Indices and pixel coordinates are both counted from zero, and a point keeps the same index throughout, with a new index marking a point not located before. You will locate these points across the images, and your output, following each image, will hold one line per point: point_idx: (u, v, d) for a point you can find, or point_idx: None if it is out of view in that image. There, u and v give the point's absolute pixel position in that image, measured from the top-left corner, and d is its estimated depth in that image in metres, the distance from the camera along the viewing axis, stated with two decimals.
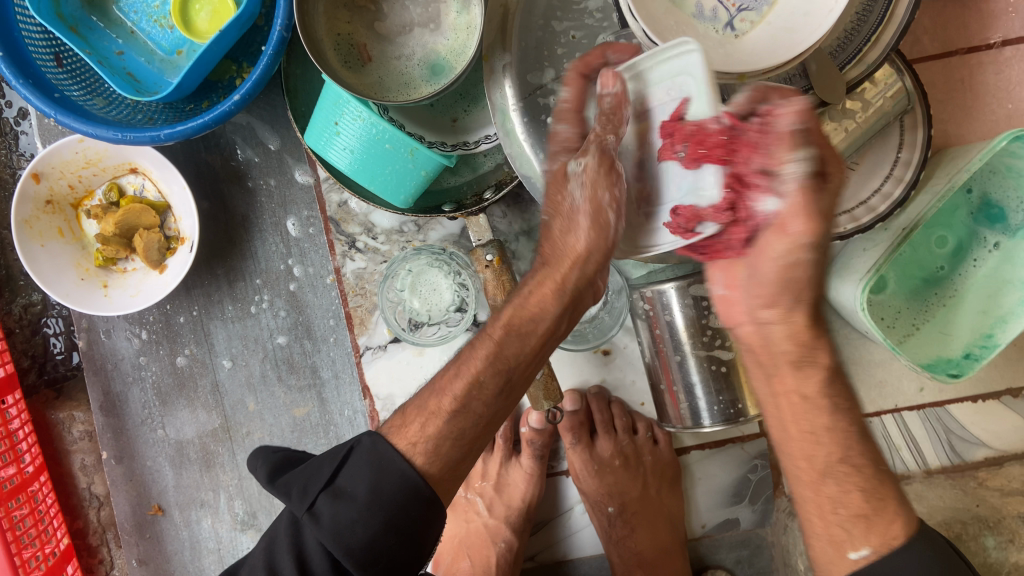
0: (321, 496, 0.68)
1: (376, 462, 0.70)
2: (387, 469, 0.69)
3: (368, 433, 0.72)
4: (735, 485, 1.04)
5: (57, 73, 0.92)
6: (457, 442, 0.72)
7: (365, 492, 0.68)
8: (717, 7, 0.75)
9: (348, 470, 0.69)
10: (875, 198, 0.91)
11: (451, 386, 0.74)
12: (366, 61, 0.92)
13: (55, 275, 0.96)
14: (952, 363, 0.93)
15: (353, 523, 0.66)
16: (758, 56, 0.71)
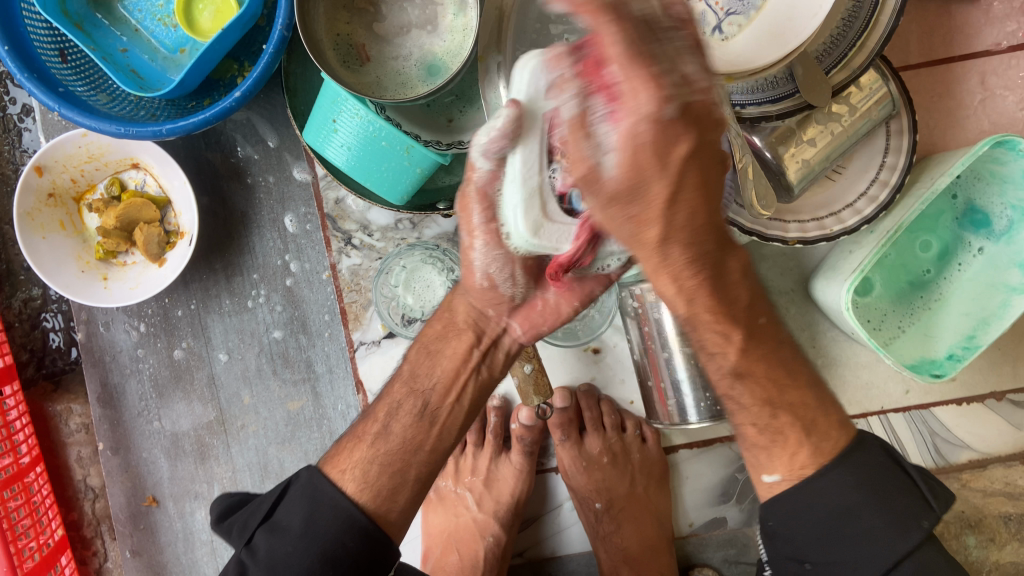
0: (262, 531, 0.71)
1: (310, 493, 0.71)
2: (319, 502, 0.71)
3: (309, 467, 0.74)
4: (723, 484, 1.06)
5: (62, 68, 0.94)
6: (384, 466, 0.73)
7: (288, 523, 0.69)
8: (706, 12, 0.75)
9: (286, 504, 0.71)
10: (861, 201, 0.93)
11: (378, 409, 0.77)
12: (365, 61, 0.94)
13: (55, 266, 0.98)
14: (935, 363, 0.95)
15: (287, 554, 0.68)
16: (749, 57, 0.72)
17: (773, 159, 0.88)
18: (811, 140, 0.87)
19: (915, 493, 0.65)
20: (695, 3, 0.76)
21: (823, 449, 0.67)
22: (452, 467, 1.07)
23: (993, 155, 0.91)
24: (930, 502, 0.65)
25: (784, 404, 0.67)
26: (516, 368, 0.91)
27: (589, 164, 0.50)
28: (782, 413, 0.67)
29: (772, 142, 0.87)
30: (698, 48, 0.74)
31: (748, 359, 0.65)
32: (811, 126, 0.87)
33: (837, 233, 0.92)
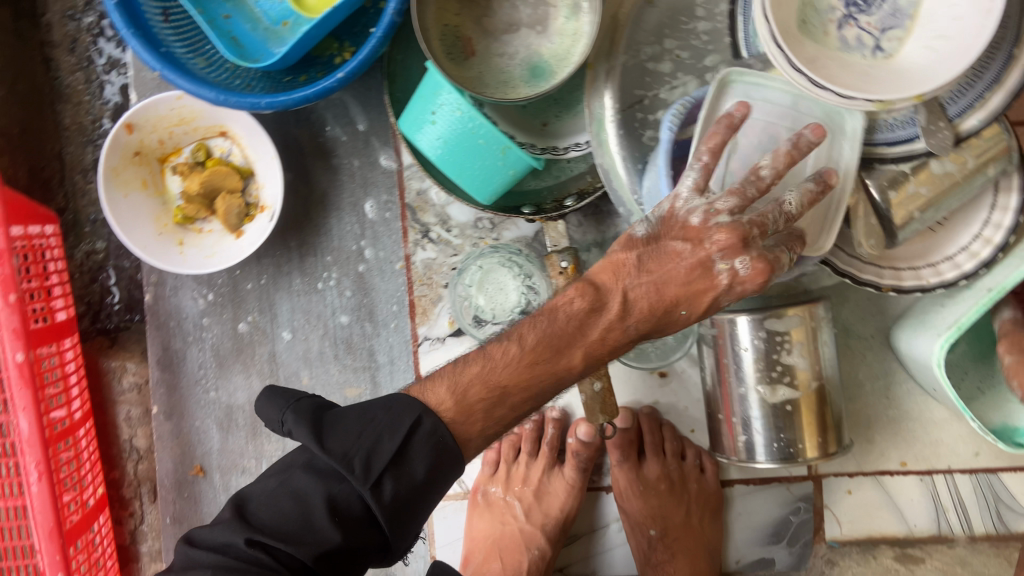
0: (386, 469, 0.66)
1: (433, 444, 0.67)
2: (444, 455, 0.68)
3: (429, 415, 0.68)
4: (776, 524, 1.03)
5: (164, 28, 0.93)
6: (487, 391, 0.69)
7: (391, 492, 0.66)
8: (861, 35, 0.76)
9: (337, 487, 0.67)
10: (961, 255, 0.90)
11: (466, 369, 0.71)
12: (469, 55, 0.92)
13: (133, 225, 0.97)
14: (1018, 433, 0.91)
15: (404, 502, 0.66)
16: (920, 73, 0.72)
17: (882, 204, 0.84)
18: (922, 187, 0.82)
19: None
20: (848, 28, 0.76)
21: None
22: (502, 473, 1.05)
23: None
24: None
25: None
26: (586, 385, 0.90)
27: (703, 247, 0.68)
28: None
29: (882, 186, 0.83)
30: (856, 71, 0.74)
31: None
32: (925, 172, 0.83)
33: (934, 285, 0.90)
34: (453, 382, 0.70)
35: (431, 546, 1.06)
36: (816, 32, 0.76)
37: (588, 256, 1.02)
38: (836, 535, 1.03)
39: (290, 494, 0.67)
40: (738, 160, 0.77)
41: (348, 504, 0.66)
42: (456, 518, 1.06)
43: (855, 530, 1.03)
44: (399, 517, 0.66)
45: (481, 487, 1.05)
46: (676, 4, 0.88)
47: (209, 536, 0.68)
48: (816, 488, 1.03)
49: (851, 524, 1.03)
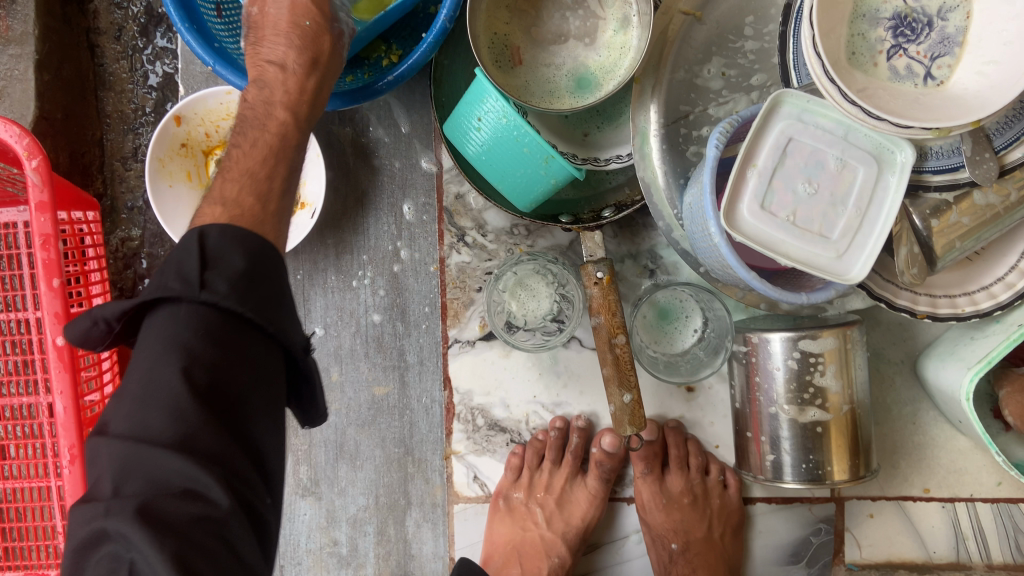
0: (201, 274, 0.55)
1: (242, 240, 0.59)
2: (247, 241, 0.59)
3: (198, 228, 0.59)
4: (796, 545, 1.03)
5: (217, 24, 0.94)
6: (241, 217, 0.61)
7: (227, 285, 0.55)
8: (912, 64, 0.76)
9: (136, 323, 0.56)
10: (997, 285, 0.89)
11: (224, 187, 0.66)
12: (516, 64, 0.93)
13: (176, 215, 0.98)
14: None
15: (247, 270, 0.57)
16: (971, 102, 0.73)
17: (923, 231, 0.84)
18: (964, 217, 0.83)
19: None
20: (897, 58, 0.76)
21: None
22: (525, 479, 1.04)
23: None
24: None
25: None
26: (616, 396, 0.91)
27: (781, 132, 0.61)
28: None
29: (925, 215, 0.84)
30: (908, 102, 0.75)
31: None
32: (968, 202, 0.83)
33: (968, 314, 0.89)
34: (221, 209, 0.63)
35: (451, 547, 1.06)
36: (865, 63, 0.76)
37: (622, 267, 1.04)
38: (856, 557, 1.03)
39: (141, 398, 0.53)
40: (781, 179, 0.80)
41: (219, 334, 0.55)
42: (476, 521, 1.06)
43: (875, 553, 1.03)
44: (254, 281, 0.57)
45: (503, 493, 1.04)
46: (724, 23, 0.88)
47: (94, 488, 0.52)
48: (837, 510, 1.03)
49: (871, 548, 1.03)
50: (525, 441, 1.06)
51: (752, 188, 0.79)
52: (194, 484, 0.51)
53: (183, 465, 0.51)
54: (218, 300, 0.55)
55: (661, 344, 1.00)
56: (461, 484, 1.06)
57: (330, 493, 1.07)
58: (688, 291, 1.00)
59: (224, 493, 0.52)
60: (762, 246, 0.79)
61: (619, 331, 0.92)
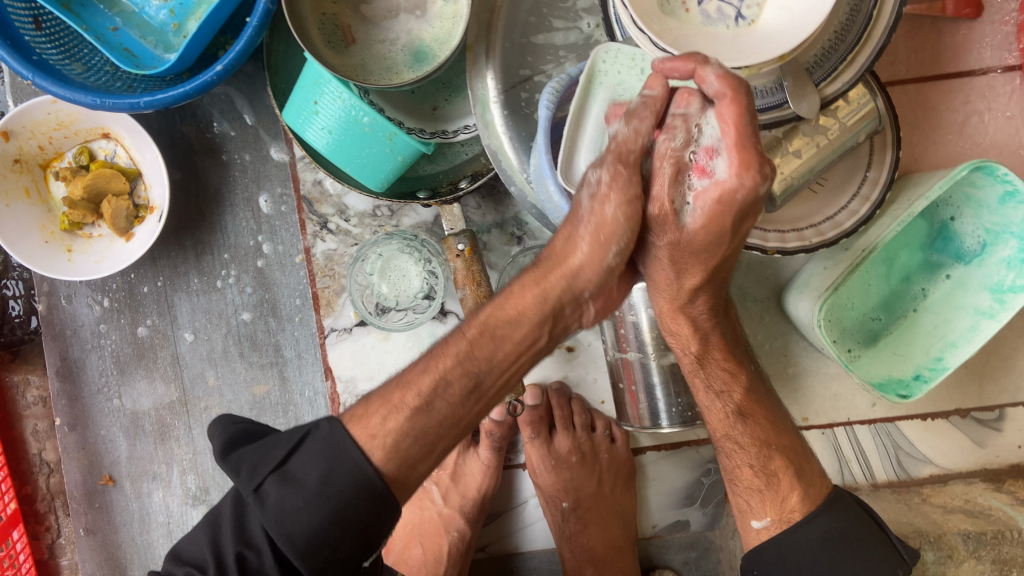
0: (270, 480, 0.63)
1: (329, 452, 0.63)
2: (337, 461, 0.63)
3: (326, 419, 0.66)
4: (688, 488, 1.06)
5: (35, 36, 0.90)
6: (419, 439, 0.66)
7: (274, 504, 0.62)
8: (722, 7, 0.78)
9: (301, 456, 0.64)
10: (842, 214, 0.93)
11: (418, 379, 0.67)
12: (350, 43, 0.92)
13: (17, 235, 0.94)
14: (902, 384, 0.95)
15: (297, 511, 0.61)
16: (776, 36, 0.75)
17: None
18: (797, 150, 0.86)
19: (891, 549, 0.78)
20: (707, 3, 0.78)
21: (812, 494, 0.81)
22: None
23: (970, 179, 0.89)
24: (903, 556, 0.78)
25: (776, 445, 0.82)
26: None
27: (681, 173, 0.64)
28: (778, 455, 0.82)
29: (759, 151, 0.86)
30: (722, 43, 0.76)
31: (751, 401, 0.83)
32: (798, 137, 0.86)
33: (814, 245, 0.92)
34: (372, 413, 0.67)
35: None
36: (677, 10, 0.78)
37: (489, 237, 1.03)
38: None
39: (319, 494, 0.62)
40: None
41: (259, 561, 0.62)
42: None
43: None
44: (308, 544, 0.61)
45: None
46: None
47: (190, 545, 0.66)
48: None
49: None
50: None
51: (587, 143, 0.80)
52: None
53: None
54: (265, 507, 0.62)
55: None
56: None
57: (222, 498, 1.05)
58: None
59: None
60: None
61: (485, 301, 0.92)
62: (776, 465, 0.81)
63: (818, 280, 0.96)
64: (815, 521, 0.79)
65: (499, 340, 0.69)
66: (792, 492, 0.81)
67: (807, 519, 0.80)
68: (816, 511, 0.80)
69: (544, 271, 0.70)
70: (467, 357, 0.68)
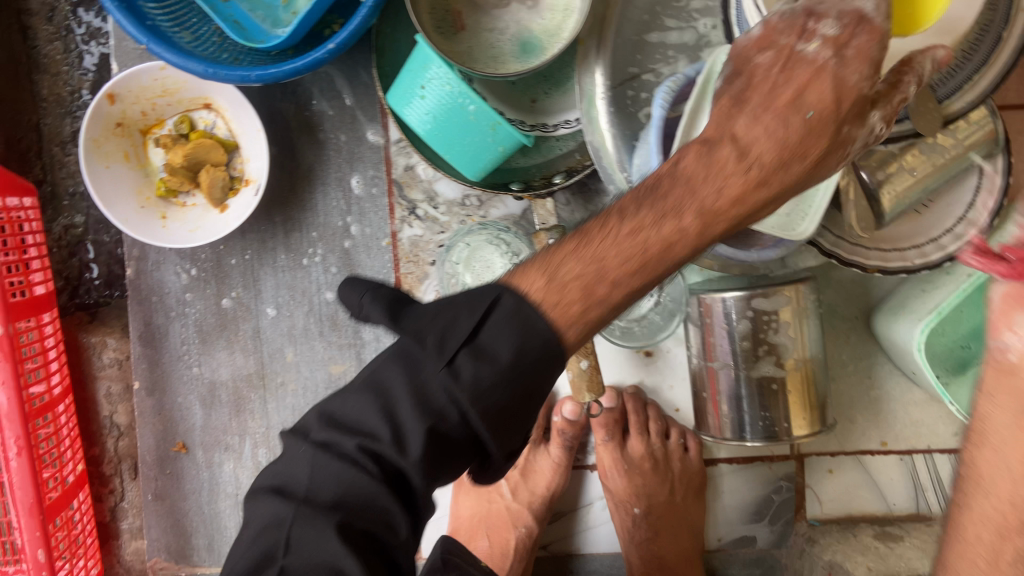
0: (462, 353, 0.57)
1: (521, 318, 0.57)
2: (531, 329, 0.57)
3: (506, 284, 0.59)
4: (757, 503, 1.05)
5: (149, 1, 0.91)
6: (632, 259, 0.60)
7: (470, 376, 0.56)
8: None
9: (491, 325, 0.58)
10: (947, 237, 0.90)
11: (563, 295, 0.59)
12: (459, 29, 0.91)
13: (115, 198, 0.95)
14: None
15: (490, 384, 0.56)
16: None
17: (871, 183, 0.84)
18: (910, 167, 0.84)
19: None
20: None
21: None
22: None
23: None
24: None
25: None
26: (573, 362, 0.90)
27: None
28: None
29: (871, 167, 0.84)
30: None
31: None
32: (913, 153, 0.84)
33: (918, 266, 0.90)
34: (548, 272, 0.60)
35: None
36: None
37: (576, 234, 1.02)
38: (817, 514, 1.04)
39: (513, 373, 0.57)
40: None
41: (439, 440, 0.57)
42: (440, 496, 1.06)
43: (836, 508, 1.04)
44: (499, 415, 0.57)
45: None
46: None
47: (342, 409, 0.61)
48: (797, 467, 1.04)
49: (832, 504, 1.05)
50: None
51: None
52: (349, 517, 0.58)
53: (331, 505, 0.58)
54: (453, 391, 0.57)
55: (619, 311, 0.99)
56: None
57: None
58: None
59: (397, 518, 0.59)
60: None
61: None
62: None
63: (915, 304, 0.94)
64: None
65: (679, 230, 0.60)
66: None
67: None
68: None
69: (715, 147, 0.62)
70: (654, 249, 0.60)
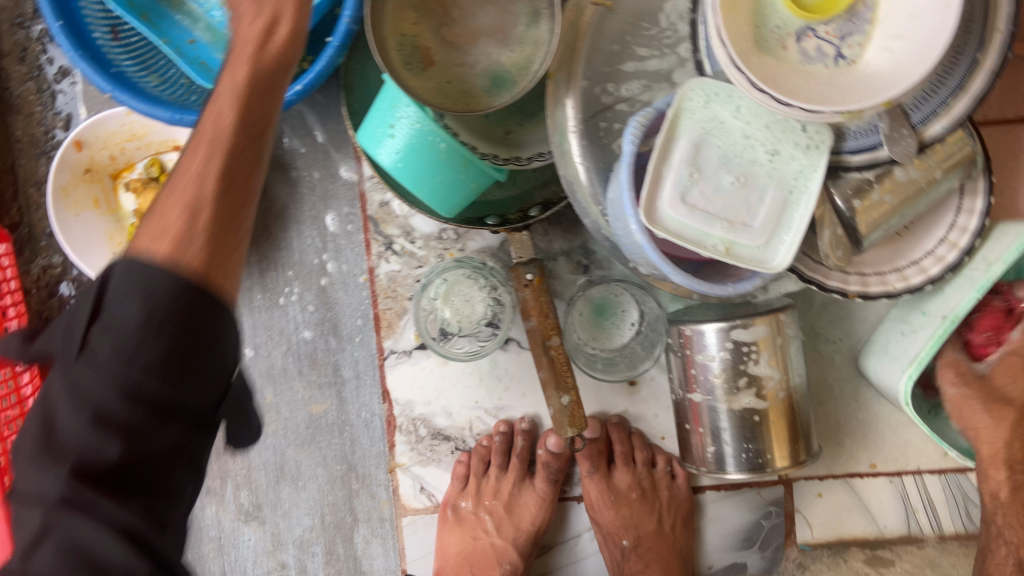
0: (92, 329, 0.55)
1: (130, 282, 0.54)
2: (150, 299, 0.54)
3: (122, 254, 0.57)
4: (747, 529, 1.03)
5: (113, 46, 0.90)
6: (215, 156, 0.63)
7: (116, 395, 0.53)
8: (821, 45, 0.75)
9: (101, 326, 0.55)
10: (927, 259, 0.89)
11: (167, 211, 0.61)
12: (427, 65, 0.89)
13: (86, 246, 0.94)
14: None
15: (130, 356, 0.53)
16: (877, 80, 0.72)
17: (846, 211, 0.83)
18: (887, 194, 0.82)
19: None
20: (807, 41, 0.75)
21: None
22: (472, 488, 1.02)
23: None
24: None
25: None
26: (553, 397, 0.89)
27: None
28: None
29: (847, 195, 0.83)
30: (821, 84, 0.73)
31: None
32: (890, 180, 0.82)
33: (900, 292, 0.88)
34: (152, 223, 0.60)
35: (401, 562, 1.04)
36: (774, 48, 0.75)
37: (555, 264, 1.01)
38: (808, 538, 1.03)
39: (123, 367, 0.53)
40: (702, 172, 0.78)
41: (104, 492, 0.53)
42: (426, 532, 1.04)
43: (826, 533, 1.03)
44: (169, 366, 0.54)
45: (451, 502, 1.02)
46: (638, 9, 0.86)
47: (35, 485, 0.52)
48: (786, 492, 1.03)
49: (823, 528, 1.03)
50: (470, 448, 1.04)
51: (672, 181, 0.77)
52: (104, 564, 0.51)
53: (111, 541, 0.51)
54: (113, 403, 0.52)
55: (599, 341, 0.99)
56: (408, 497, 1.04)
57: (274, 516, 1.04)
58: (625, 286, 0.98)
59: (137, 559, 0.52)
60: (685, 241, 0.77)
61: (552, 333, 0.90)
62: None
63: (897, 349, 0.93)
64: None
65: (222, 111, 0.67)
66: None
67: None
68: None
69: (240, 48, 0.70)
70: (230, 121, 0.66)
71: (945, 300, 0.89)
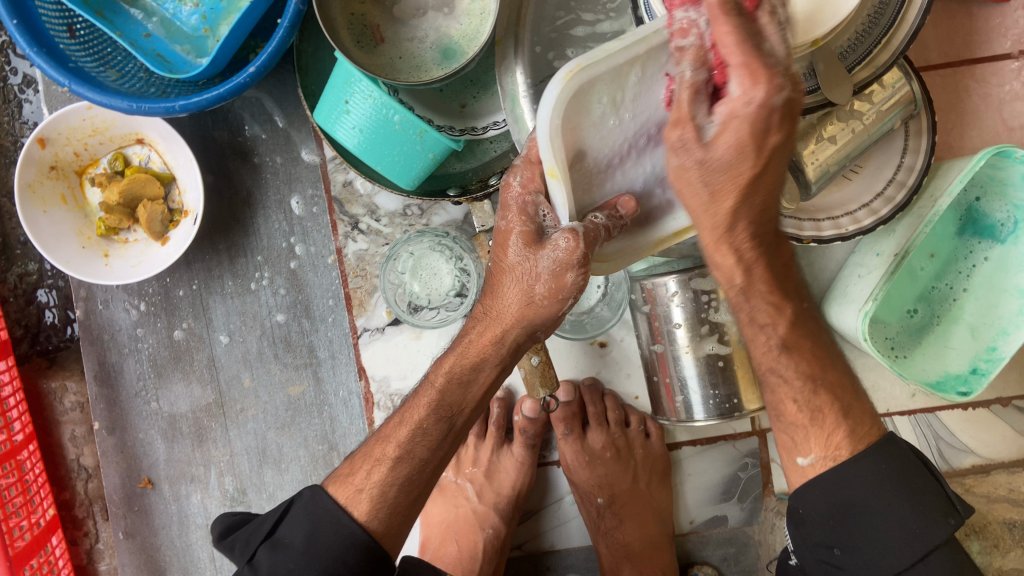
0: (262, 548, 0.73)
1: (312, 515, 0.73)
2: (321, 522, 0.72)
3: (309, 488, 0.76)
4: (725, 482, 1.05)
5: (70, 44, 0.92)
6: (404, 486, 0.74)
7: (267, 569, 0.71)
8: None
9: (288, 521, 0.73)
10: (877, 201, 0.91)
11: (397, 433, 0.75)
12: (379, 42, 0.92)
13: (55, 241, 0.96)
14: (959, 380, 0.91)
15: (288, 570, 0.70)
16: None
17: (791, 154, 0.86)
18: (831, 137, 0.85)
19: (942, 497, 0.70)
20: None
21: (862, 434, 0.73)
22: (453, 457, 1.06)
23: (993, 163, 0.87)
24: (954, 502, 0.70)
25: (823, 383, 0.73)
26: (523, 359, 0.90)
27: (693, 134, 0.57)
28: (823, 396, 0.73)
29: (791, 139, 0.86)
30: None
31: (797, 334, 0.73)
32: (832, 123, 0.85)
33: (851, 233, 0.90)
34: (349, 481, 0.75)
35: None
36: None
37: None
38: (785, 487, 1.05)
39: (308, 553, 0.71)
40: None
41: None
42: None
43: None
44: None
45: None
46: None
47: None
48: (760, 443, 1.05)
49: None
50: None
51: None
52: None
53: None
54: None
55: None
56: None
57: (259, 499, 1.05)
58: None
59: None
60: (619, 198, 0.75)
61: None
62: (823, 404, 0.73)
63: (855, 290, 0.94)
64: (870, 455, 0.71)
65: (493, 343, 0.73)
66: (837, 429, 0.72)
67: (856, 458, 0.71)
68: (866, 449, 0.72)
69: (489, 314, 0.73)
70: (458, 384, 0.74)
71: (897, 237, 0.92)
